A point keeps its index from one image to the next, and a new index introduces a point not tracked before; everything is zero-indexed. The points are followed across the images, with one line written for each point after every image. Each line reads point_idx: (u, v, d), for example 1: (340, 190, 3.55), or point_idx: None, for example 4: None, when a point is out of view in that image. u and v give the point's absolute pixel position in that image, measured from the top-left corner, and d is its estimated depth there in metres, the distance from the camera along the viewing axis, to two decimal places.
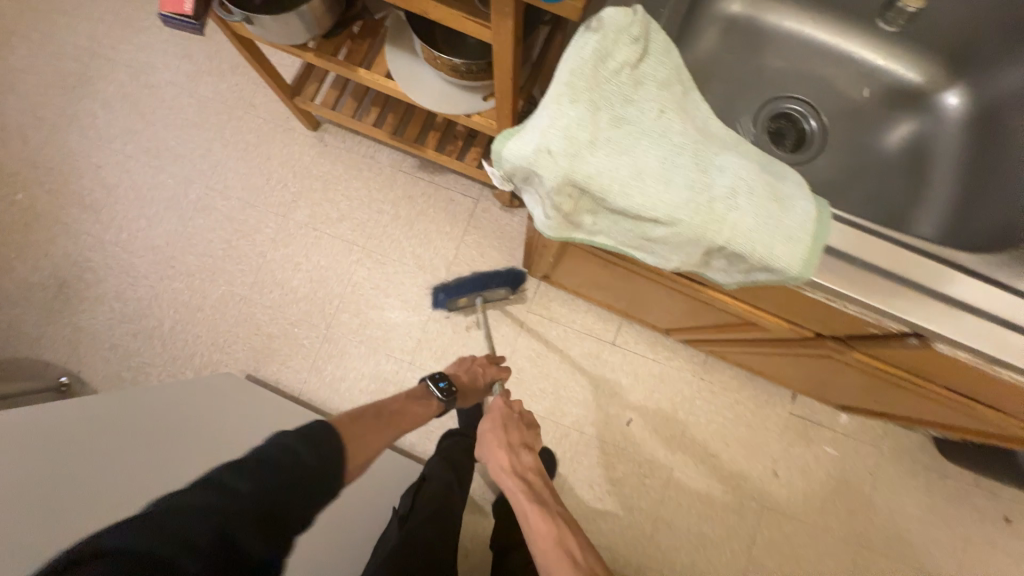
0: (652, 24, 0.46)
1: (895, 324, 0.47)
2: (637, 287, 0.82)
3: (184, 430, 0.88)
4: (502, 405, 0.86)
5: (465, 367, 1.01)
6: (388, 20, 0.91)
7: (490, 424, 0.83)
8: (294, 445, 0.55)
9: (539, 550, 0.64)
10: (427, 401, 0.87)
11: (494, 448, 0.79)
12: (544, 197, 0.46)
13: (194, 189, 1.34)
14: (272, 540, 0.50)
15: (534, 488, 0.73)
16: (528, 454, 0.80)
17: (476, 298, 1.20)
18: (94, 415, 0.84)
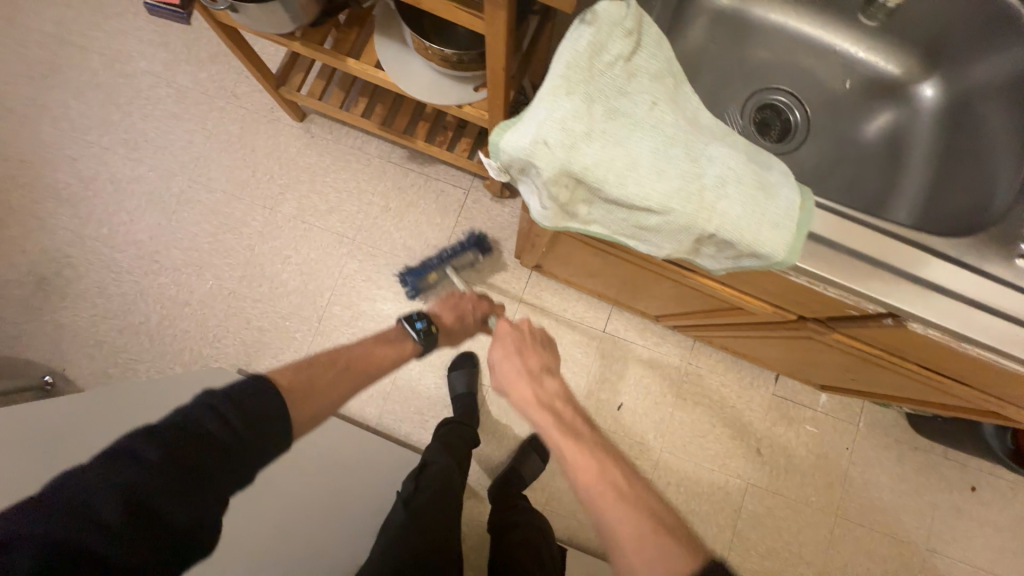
0: (644, 17, 0.47)
1: (871, 305, 0.50)
2: (629, 275, 0.84)
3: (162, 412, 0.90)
4: (511, 331, 0.84)
5: (451, 305, 0.99)
6: (376, 9, 0.90)
7: (506, 356, 0.81)
8: (217, 411, 0.56)
9: (579, 479, 0.63)
10: (400, 344, 0.88)
11: (515, 381, 0.77)
12: (540, 188, 0.47)
13: (176, 182, 1.31)
14: (191, 508, 0.52)
15: (562, 414, 0.72)
16: (549, 379, 0.79)
17: (445, 267, 1.22)
18: (95, 408, 0.85)
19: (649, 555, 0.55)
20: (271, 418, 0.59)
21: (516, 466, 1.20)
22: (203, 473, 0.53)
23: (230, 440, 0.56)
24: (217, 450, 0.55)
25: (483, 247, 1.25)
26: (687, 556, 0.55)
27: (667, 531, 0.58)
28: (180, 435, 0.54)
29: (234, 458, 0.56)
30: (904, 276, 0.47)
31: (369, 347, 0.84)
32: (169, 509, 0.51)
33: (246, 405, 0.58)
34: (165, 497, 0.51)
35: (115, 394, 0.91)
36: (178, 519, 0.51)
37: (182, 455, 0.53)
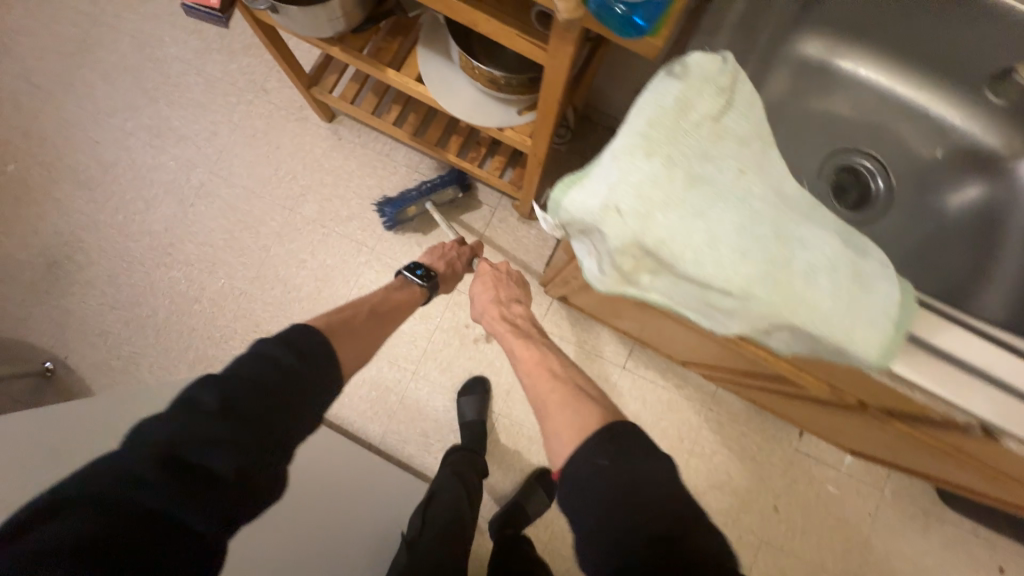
0: (739, 74, 0.42)
1: (961, 416, 0.44)
2: (670, 329, 0.77)
3: None
4: (490, 271, 0.90)
5: (438, 255, 0.96)
6: (423, 19, 0.85)
7: (482, 287, 0.89)
8: (272, 352, 0.55)
9: (525, 371, 0.74)
10: (409, 290, 0.86)
11: (486, 305, 0.86)
12: (602, 253, 0.42)
13: (197, 174, 1.27)
14: (233, 458, 0.48)
15: (520, 327, 0.82)
16: (517, 304, 0.88)
17: (424, 203, 1.20)
18: (105, 411, 0.82)
19: (567, 414, 0.62)
20: (320, 356, 0.58)
21: (522, 500, 1.15)
22: (259, 417, 0.51)
23: (284, 377, 0.54)
24: (271, 391, 0.52)
25: (463, 182, 1.22)
26: (602, 414, 0.60)
27: (592, 401, 0.64)
28: (237, 377, 0.52)
29: (291, 395, 0.54)
30: (1006, 390, 0.42)
31: (380, 299, 0.80)
32: (217, 457, 0.48)
33: (297, 344, 0.57)
34: (213, 449, 0.48)
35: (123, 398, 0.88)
36: (222, 469, 0.48)
37: (236, 394, 0.51)
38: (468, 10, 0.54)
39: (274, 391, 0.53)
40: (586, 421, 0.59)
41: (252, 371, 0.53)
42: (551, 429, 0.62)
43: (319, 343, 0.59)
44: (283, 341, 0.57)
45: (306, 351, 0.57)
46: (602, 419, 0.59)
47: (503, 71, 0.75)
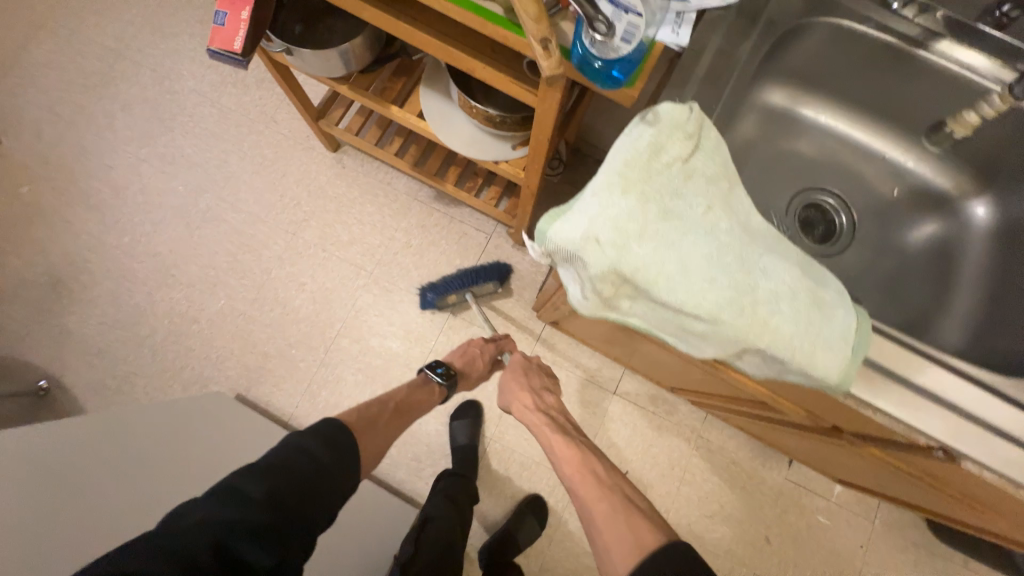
0: (705, 121, 0.46)
1: (924, 438, 0.46)
2: (665, 358, 0.80)
3: (210, 450, 0.92)
4: (520, 359, 0.93)
5: (461, 351, 0.97)
6: (426, 62, 0.92)
7: (511, 375, 0.91)
8: (309, 446, 0.64)
9: (568, 473, 0.73)
10: (429, 389, 0.90)
11: (517, 395, 0.88)
12: (584, 279, 0.46)
13: (205, 199, 1.32)
14: (270, 548, 0.55)
15: (558, 421, 0.82)
16: (549, 395, 0.88)
17: (465, 293, 1.20)
18: (91, 444, 0.79)
19: (618, 526, 0.61)
20: (352, 460, 0.67)
21: (512, 528, 1.14)
22: (301, 511, 0.59)
23: (322, 474, 0.63)
24: (312, 486, 0.61)
25: (503, 277, 1.24)
26: (653, 530, 0.60)
27: (645, 516, 0.63)
28: (281, 471, 0.60)
29: (325, 490, 0.62)
30: (951, 408, 0.45)
31: (402, 392, 0.86)
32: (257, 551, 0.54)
33: (333, 445, 0.66)
34: (255, 542, 0.54)
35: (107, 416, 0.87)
36: (261, 560, 0.54)
37: (281, 489, 0.59)
38: (465, 58, 0.60)
39: (314, 489, 0.61)
40: (642, 542, 0.59)
41: (295, 467, 0.61)
42: (601, 543, 0.62)
43: (351, 443, 0.68)
44: (321, 440, 0.66)
45: (339, 451, 0.66)
46: (658, 538, 0.59)
47: (499, 110, 0.81)
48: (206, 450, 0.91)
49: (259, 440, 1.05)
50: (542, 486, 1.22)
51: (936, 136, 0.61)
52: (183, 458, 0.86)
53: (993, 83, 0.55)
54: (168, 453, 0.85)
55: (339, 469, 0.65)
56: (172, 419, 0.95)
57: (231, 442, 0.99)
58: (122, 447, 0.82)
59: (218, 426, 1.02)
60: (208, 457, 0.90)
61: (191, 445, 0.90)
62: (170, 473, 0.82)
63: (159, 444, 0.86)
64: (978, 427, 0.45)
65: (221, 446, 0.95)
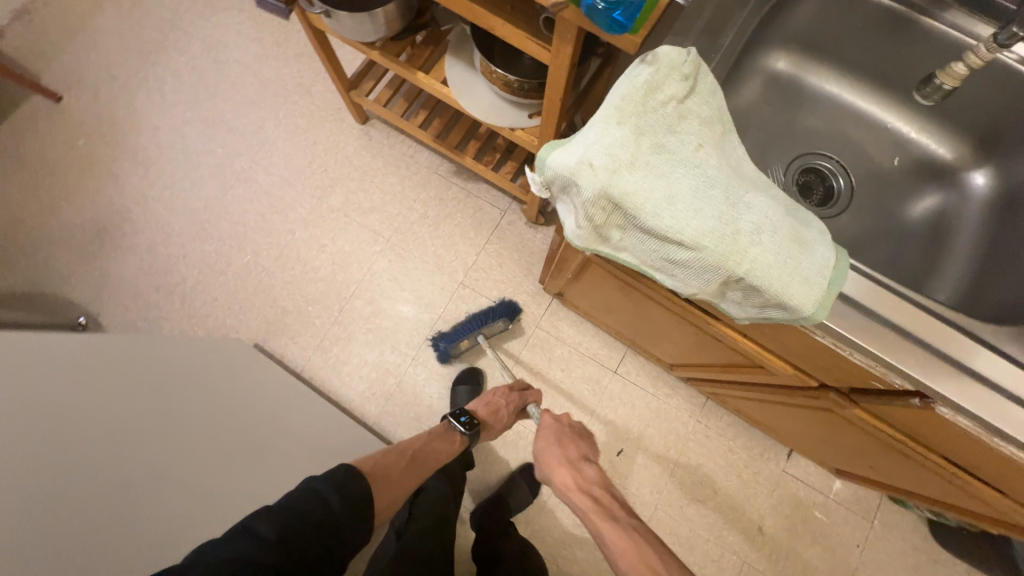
0: (702, 66, 0.50)
1: (899, 380, 0.49)
2: (664, 324, 0.84)
3: (215, 415, 0.92)
4: (552, 425, 0.92)
5: (485, 399, 0.99)
6: (453, 33, 0.97)
7: (547, 444, 0.89)
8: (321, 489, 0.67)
9: (624, 568, 0.68)
10: (451, 439, 0.92)
11: (556, 468, 0.85)
12: (579, 208, 0.50)
13: (240, 161, 1.41)
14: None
15: (603, 501, 0.78)
16: (590, 466, 0.85)
17: (476, 335, 1.21)
18: (88, 427, 0.72)
19: None
20: (364, 506, 0.69)
21: (505, 494, 1.17)
22: (307, 548, 0.62)
23: (331, 522, 0.65)
24: (323, 535, 0.64)
25: (513, 314, 1.25)
26: None
27: None
28: (293, 521, 0.62)
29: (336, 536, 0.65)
30: (920, 345, 0.47)
31: (427, 441, 0.89)
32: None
33: (344, 493, 0.68)
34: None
35: (102, 363, 0.85)
36: None
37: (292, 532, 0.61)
38: (485, 13, 0.65)
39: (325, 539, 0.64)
40: None
41: (308, 513, 0.64)
42: None
43: (364, 493, 0.70)
44: (332, 485, 0.68)
45: (349, 497, 0.68)
46: None
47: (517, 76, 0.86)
48: (211, 414, 0.91)
49: (265, 406, 1.04)
50: None
51: (928, 90, 0.63)
52: (185, 436, 0.83)
53: (972, 39, 0.59)
54: (170, 430, 0.82)
55: (354, 516, 0.68)
56: (183, 374, 0.95)
57: (237, 404, 0.98)
58: (122, 428, 0.76)
59: (228, 385, 1.02)
60: (212, 422, 0.89)
61: (192, 410, 0.89)
62: (171, 455, 0.79)
63: (161, 408, 0.84)
64: (942, 360, 0.47)
65: (228, 409, 0.95)
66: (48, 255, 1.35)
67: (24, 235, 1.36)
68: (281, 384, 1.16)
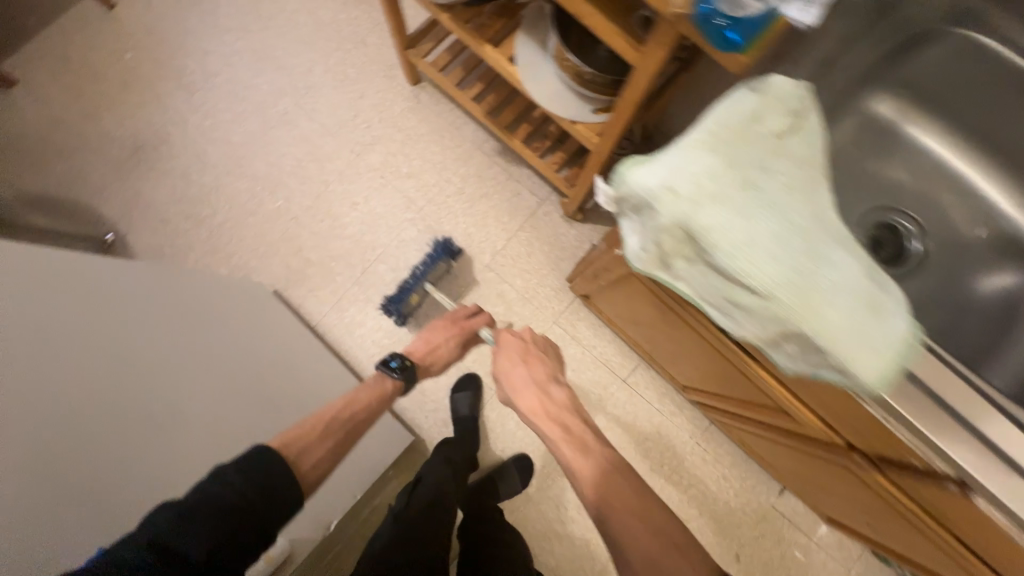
0: (810, 106, 0.47)
1: (941, 462, 0.48)
2: (691, 349, 0.83)
3: (217, 368, 0.89)
4: (514, 343, 0.88)
5: (423, 340, 0.98)
6: (529, 9, 0.93)
7: (511, 364, 0.85)
8: (225, 473, 0.60)
9: (590, 496, 0.64)
10: (384, 384, 0.88)
11: (521, 388, 0.81)
12: (649, 230, 0.48)
13: (284, 102, 1.38)
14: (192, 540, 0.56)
15: (569, 425, 0.74)
16: (556, 389, 0.81)
17: (425, 285, 1.23)
18: (103, 374, 0.71)
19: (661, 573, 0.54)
20: (280, 488, 0.62)
21: (495, 479, 1.19)
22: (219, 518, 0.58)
23: (251, 516, 0.59)
24: (241, 517, 0.59)
25: (453, 253, 1.25)
26: None
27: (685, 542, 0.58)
28: (194, 509, 0.57)
29: (258, 513, 0.60)
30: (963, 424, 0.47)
31: (350, 404, 0.79)
32: (191, 543, 0.55)
33: (263, 484, 0.61)
34: (184, 536, 0.55)
35: (121, 296, 0.82)
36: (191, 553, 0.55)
37: (193, 505, 0.57)
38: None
39: (241, 522, 0.59)
40: None
41: (216, 503, 0.58)
42: None
43: (281, 473, 0.63)
44: (245, 474, 0.61)
45: (260, 484, 0.61)
46: None
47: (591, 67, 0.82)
48: (213, 367, 0.88)
49: (278, 359, 1.04)
50: (532, 448, 1.25)
51: None
52: (200, 386, 0.83)
53: None
54: (185, 379, 0.82)
55: (275, 506, 0.62)
56: (190, 318, 0.91)
57: (249, 355, 0.97)
58: (138, 376, 0.75)
59: (234, 332, 0.99)
60: (213, 376, 0.87)
61: (206, 359, 0.88)
62: (188, 404, 0.80)
63: (175, 357, 0.83)
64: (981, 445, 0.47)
65: (230, 362, 0.92)
66: (83, 165, 1.34)
67: (59, 139, 1.35)
68: (292, 332, 1.16)
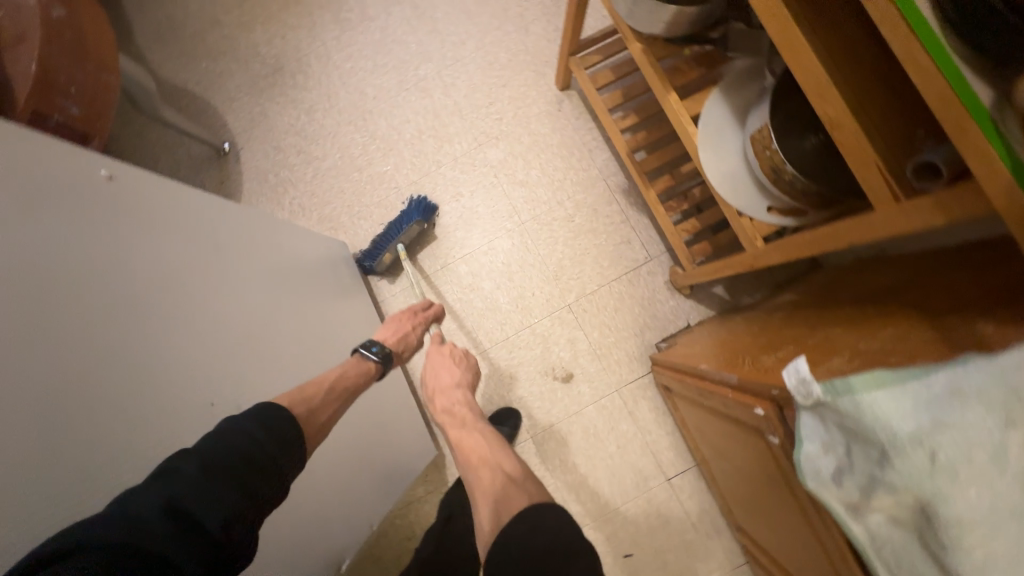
0: None
1: None
2: (784, 529, 0.68)
3: (277, 347, 0.75)
4: (434, 352, 0.84)
5: (391, 326, 0.89)
6: (738, 66, 0.79)
7: (429, 368, 0.82)
8: (243, 424, 0.53)
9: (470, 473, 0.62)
10: (366, 366, 0.77)
11: (432, 390, 0.79)
12: (856, 465, 0.36)
13: (426, 67, 1.31)
14: (208, 499, 0.46)
15: (460, 423, 0.71)
16: (460, 390, 0.78)
17: (396, 244, 1.17)
18: (113, 330, 0.51)
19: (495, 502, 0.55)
20: (293, 441, 0.56)
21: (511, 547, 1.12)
22: (231, 467, 0.49)
23: (269, 462, 0.52)
24: (257, 470, 0.51)
25: (427, 213, 1.18)
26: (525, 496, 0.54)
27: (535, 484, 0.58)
28: (218, 461, 0.49)
29: (267, 464, 0.52)
30: None
31: (343, 376, 0.71)
32: (208, 508, 0.45)
33: (276, 428, 0.55)
34: (202, 497, 0.46)
35: (139, 215, 0.60)
36: (208, 518, 0.45)
37: (214, 460, 0.49)
38: (844, 110, 0.48)
39: (259, 465, 0.51)
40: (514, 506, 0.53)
41: (240, 454, 0.50)
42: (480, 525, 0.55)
43: (294, 425, 0.57)
44: (258, 417, 0.55)
45: (278, 435, 0.55)
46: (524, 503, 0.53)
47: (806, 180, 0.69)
48: (274, 346, 0.74)
49: (310, 327, 0.85)
50: None
51: None
52: (222, 350, 0.64)
53: None
54: (210, 342, 0.62)
55: (282, 469, 0.54)
56: (261, 283, 0.78)
57: (282, 318, 0.79)
58: (155, 333, 0.55)
59: (300, 307, 0.85)
60: (271, 357, 0.72)
61: (234, 317, 0.68)
62: (213, 376, 0.61)
63: (200, 309, 0.63)
64: None
65: (291, 344, 0.78)
66: (225, 70, 1.35)
67: (213, 40, 1.37)
68: (327, 295, 0.97)
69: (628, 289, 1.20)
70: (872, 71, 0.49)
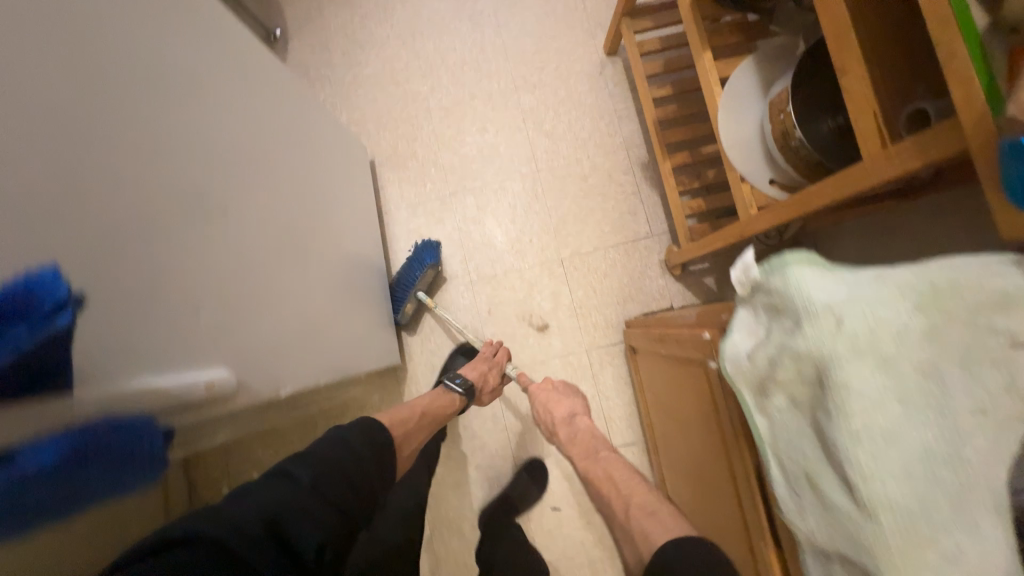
0: None
1: None
2: (706, 478, 0.69)
3: (293, 191, 0.77)
4: (544, 385, 0.99)
5: (477, 369, 1.00)
6: (777, 38, 0.80)
7: (545, 395, 0.96)
8: (347, 436, 0.61)
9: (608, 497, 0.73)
10: (450, 398, 0.91)
11: (551, 419, 0.93)
12: (772, 340, 0.38)
13: (484, 3, 1.33)
14: (312, 521, 0.49)
15: (593, 453, 0.83)
16: (581, 420, 0.90)
17: (417, 294, 1.15)
18: (185, 87, 0.52)
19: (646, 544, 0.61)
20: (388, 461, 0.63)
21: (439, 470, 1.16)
22: (336, 482, 0.54)
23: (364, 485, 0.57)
24: (355, 488, 0.56)
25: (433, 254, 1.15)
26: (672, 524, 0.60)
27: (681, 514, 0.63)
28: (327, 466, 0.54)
29: (361, 482, 0.57)
30: None
31: (432, 404, 0.86)
32: (309, 527, 0.48)
33: (367, 436, 0.62)
34: (309, 520, 0.48)
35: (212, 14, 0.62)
36: (309, 544, 0.47)
37: (328, 477, 0.53)
38: (854, 55, 0.49)
39: (355, 482, 0.56)
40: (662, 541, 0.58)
41: (340, 470, 0.55)
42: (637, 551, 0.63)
43: (387, 443, 0.64)
44: (353, 429, 0.62)
45: (375, 446, 0.62)
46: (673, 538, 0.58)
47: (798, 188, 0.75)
48: (291, 190, 0.77)
49: (318, 203, 0.87)
50: (490, 443, 1.18)
51: None
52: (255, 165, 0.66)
53: None
54: (247, 151, 0.64)
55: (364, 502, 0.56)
56: (288, 132, 0.80)
57: (296, 181, 0.80)
58: (214, 113, 0.57)
59: (313, 173, 0.88)
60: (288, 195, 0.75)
61: (265, 153, 0.70)
62: (247, 180, 0.63)
63: (243, 119, 0.64)
64: None
65: (303, 196, 0.81)
66: None
67: None
68: (335, 193, 0.97)
69: (622, 258, 1.22)
70: (886, 20, 0.50)
